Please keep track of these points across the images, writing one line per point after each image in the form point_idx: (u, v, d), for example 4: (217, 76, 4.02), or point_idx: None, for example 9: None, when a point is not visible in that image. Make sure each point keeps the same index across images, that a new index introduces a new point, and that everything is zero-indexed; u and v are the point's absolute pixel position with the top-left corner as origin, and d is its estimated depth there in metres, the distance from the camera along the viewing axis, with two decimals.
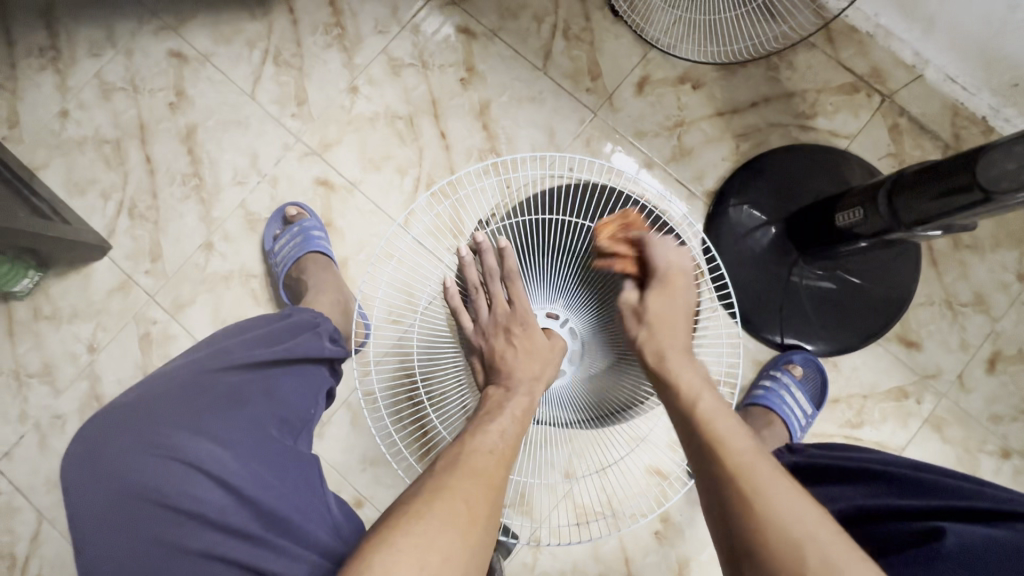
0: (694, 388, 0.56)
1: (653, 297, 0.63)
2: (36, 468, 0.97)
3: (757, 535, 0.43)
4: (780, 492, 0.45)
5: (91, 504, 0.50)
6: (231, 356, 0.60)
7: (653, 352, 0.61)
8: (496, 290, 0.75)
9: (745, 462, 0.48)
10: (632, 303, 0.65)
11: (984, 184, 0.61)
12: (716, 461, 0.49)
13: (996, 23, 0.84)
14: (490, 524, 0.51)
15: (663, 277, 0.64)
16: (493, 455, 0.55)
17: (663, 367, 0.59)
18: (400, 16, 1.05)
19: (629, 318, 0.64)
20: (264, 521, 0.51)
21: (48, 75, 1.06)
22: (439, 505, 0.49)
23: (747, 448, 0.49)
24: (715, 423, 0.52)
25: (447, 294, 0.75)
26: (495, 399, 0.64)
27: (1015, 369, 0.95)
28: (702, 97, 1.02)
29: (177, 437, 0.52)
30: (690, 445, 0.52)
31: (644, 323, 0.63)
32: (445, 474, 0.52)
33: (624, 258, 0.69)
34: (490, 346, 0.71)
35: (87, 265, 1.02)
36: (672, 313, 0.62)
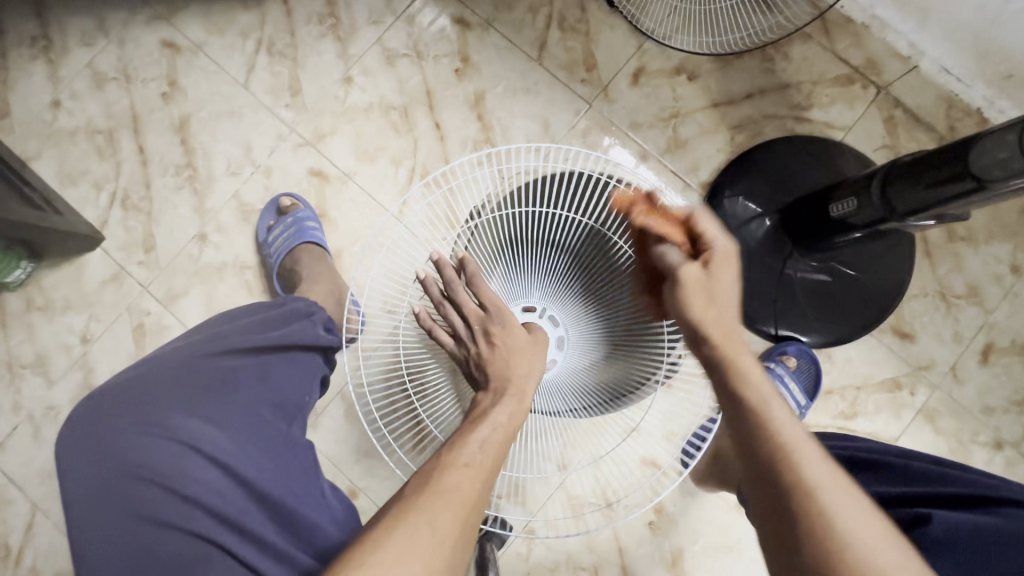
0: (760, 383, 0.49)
1: (718, 272, 0.55)
2: (29, 459, 0.97)
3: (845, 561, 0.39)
4: (845, 506, 0.41)
5: (86, 484, 0.50)
6: (226, 341, 0.60)
7: (721, 330, 0.52)
8: (462, 296, 0.71)
9: (822, 475, 0.43)
10: (694, 275, 0.55)
11: (976, 172, 0.62)
12: (792, 473, 0.43)
13: (991, 14, 0.84)
14: (460, 540, 0.51)
15: (720, 252, 0.57)
16: (467, 470, 0.55)
17: (730, 348, 0.52)
18: (394, 7, 1.05)
19: (688, 292, 0.55)
20: (261, 502, 0.51)
21: (39, 65, 1.05)
22: (404, 529, 0.49)
23: (811, 452, 0.45)
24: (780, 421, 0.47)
25: (420, 318, 0.72)
26: (481, 406, 0.64)
27: (1008, 360, 0.95)
28: (697, 88, 1.02)
29: (173, 418, 0.52)
30: (751, 442, 0.47)
31: (711, 299, 0.54)
32: (416, 496, 0.52)
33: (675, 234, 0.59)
34: (473, 356, 0.70)
35: (80, 256, 1.01)
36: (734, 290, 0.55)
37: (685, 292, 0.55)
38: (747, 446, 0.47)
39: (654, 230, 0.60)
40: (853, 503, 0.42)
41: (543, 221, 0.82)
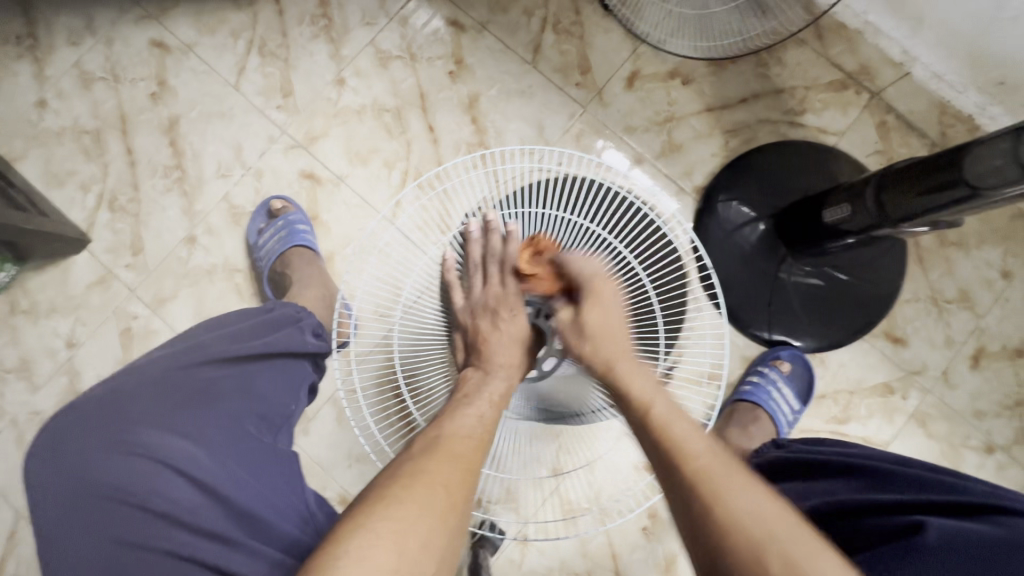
0: (653, 395, 0.57)
1: (587, 310, 0.64)
2: (13, 465, 0.95)
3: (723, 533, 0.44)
4: (735, 488, 0.47)
5: (58, 503, 0.49)
6: (206, 351, 0.58)
7: (601, 361, 0.62)
8: (493, 271, 0.73)
9: (702, 466, 0.49)
10: (570, 320, 0.66)
11: (971, 179, 0.62)
12: (676, 469, 0.50)
13: (983, 21, 0.84)
14: (464, 509, 0.50)
15: (586, 288, 0.66)
16: (470, 440, 0.55)
17: (611, 376, 0.61)
18: (388, 8, 1.04)
19: (568, 335, 0.65)
20: (237, 521, 0.49)
21: (25, 63, 1.03)
22: (417, 489, 0.48)
23: (704, 449, 0.51)
24: (671, 429, 0.53)
25: (446, 267, 0.77)
26: (472, 382, 0.64)
27: (999, 365, 0.96)
28: (692, 92, 1.02)
29: (149, 435, 0.51)
30: (654, 456, 0.53)
31: (586, 337, 0.63)
32: (422, 457, 0.51)
33: (542, 278, 0.71)
34: (474, 325, 0.71)
35: (65, 258, 0.99)
36: (607, 321, 0.64)
37: (567, 337, 0.65)
38: (657, 455, 0.53)
39: (536, 290, 0.71)
40: (745, 484, 0.47)
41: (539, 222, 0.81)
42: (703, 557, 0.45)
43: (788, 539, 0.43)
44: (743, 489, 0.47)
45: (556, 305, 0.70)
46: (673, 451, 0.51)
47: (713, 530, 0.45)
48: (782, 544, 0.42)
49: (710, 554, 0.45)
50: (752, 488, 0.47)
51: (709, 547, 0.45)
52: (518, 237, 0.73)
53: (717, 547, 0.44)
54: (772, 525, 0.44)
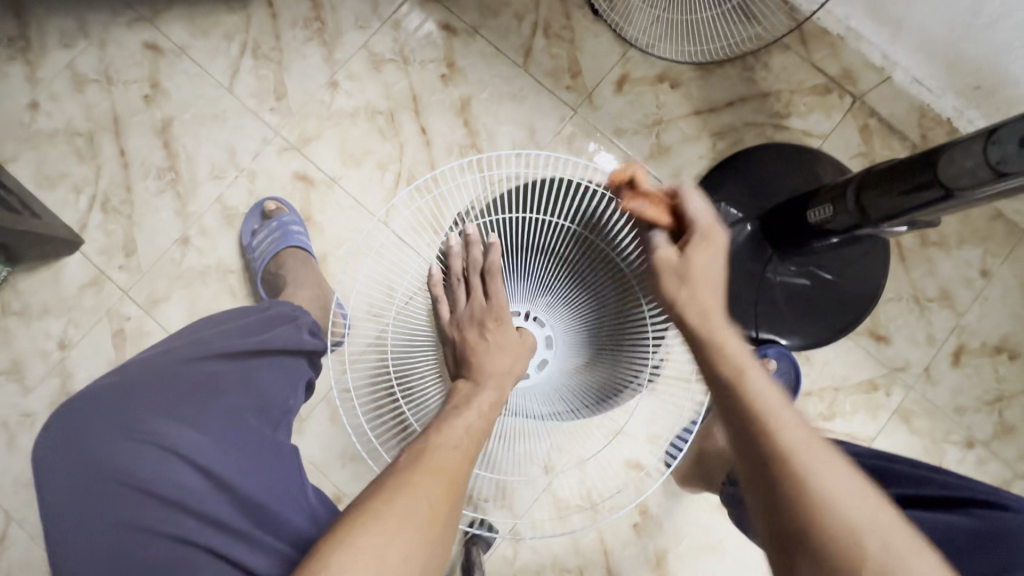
0: (741, 358, 0.52)
1: (694, 252, 0.59)
2: (4, 467, 0.95)
3: (825, 520, 0.40)
4: (830, 472, 0.42)
5: (65, 492, 0.49)
6: (209, 345, 0.59)
7: (697, 311, 0.56)
8: (475, 282, 0.76)
9: (800, 441, 0.44)
10: (672, 260, 0.60)
11: (945, 180, 0.64)
12: (771, 440, 0.45)
13: (959, 27, 0.87)
14: (449, 519, 0.52)
15: (702, 232, 0.61)
16: (456, 451, 0.56)
17: (703, 324, 0.55)
18: (380, 12, 1.05)
19: (665, 277, 0.59)
20: (243, 508, 0.50)
21: (17, 65, 1.03)
22: (398, 505, 0.49)
23: (796, 423, 0.46)
24: (766, 395, 0.48)
25: (433, 282, 0.75)
26: (462, 393, 0.65)
27: (978, 361, 0.99)
28: (680, 96, 1.03)
29: (155, 423, 0.52)
30: (735, 416, 0.48)
31: (686, 279, 0.58)
32: (407, 470, 0.52)
33: (656, 206, 0.66)
34: (462, 337, 0.72)
35: (57, 260, 0.99)
36: (713, 270, 0.59)
37: (662, 281, 0.59)
38: (742, 417, 0.47)
39: (646, 215, 0.65)
40: (837, 470, 0.43)
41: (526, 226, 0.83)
42: (785, 536, 0.42)
43: (888, 531, 0.40)
44: (840, 470, 0.43)
45: (655, 239, 0.63)
46: (762, 422, 0.46)
47: (804, 521, 0.41)
48: (883, 541, 0.39)
49: (798, 538, 0.41)
50: (846, 474, 0.43)
51: (796, 537, 0.41)
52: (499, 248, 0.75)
53: (808, 533, 0.41)
54: (874, 516, 0.41)
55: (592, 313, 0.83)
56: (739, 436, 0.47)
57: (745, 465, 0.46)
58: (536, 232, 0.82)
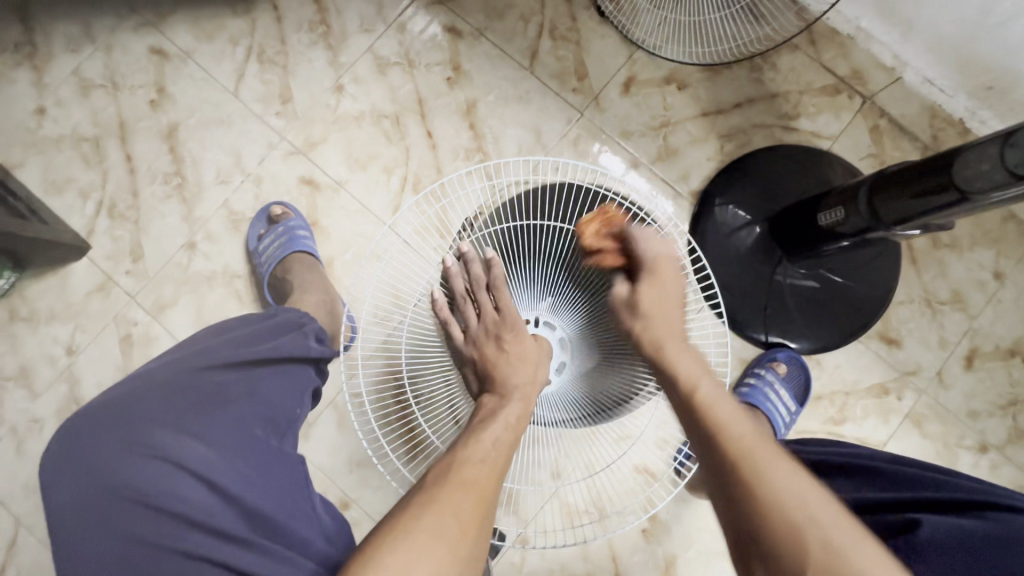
0: (696, 377, 0.55)
1: (645, 289, 0.64)
2: (13, 473, 0.95)
3: (766, 511, 0.41)
4: (777, 468, 0.44)
5: (70, 505, 0.49)
6: (214, 355, 0.59)
7: (650, 340, 0.61)
8: (483, 298, 0.75)
9: (746, 446, 0.46)
10: (624, 297, 0.65)
11: (960, 184, 0.63)
12: (718, 448, 0.47)
13: (972, 27, 0.85)
14: (480, 536, 0.50)
15: (651, 267, 0.65)
16: (484, 465, 0.55)
17: (659, 354, 0.59)
18: (386, 15, 1.05)
19: (621, 314, 0.65)
20: (249, 521, 0.50)
21: (24, 71, 1.03)
22: (428, 519, 0.48)
23: (748, 431, 0.48)
24: (715, 409, 0.51)
25: (436, 307, 0.75)
26: (488, 408, 0.65)
27: (992, 365, 0.97)
28: (688, 97, 1.03)
29: (161, 436, 0.51)
30: (694, 433, 0.51)
31: (638, 314, 0.63)
32: (436, 487, 0.52)
33: (611, 253, 0.70)
34: (481, 354, 0.72)
35: (65, 265, 1.00)
36: (664, 302, 0.63)
37: (618, 314, 0.66)
38: (696, 433, 0.50)
39: (603, 262, 0.71)
40: (787, 468, 0.44)
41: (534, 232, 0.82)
42: (743, 541, 0.42)
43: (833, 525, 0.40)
44: (786, 470, 0.44)
45: (616, 282, 0.68)
46: (712, 428, 0.49)
47: (750, 513, 0.42)
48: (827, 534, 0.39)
49: (751, 539, 0.41)
50: (797, 473, 0.44)
51: (753, 539, 0.41)
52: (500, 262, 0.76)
53: (757, 532, 0.41)
54: (818, 511, 0.41)
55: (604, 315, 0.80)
56: (698, 447, 0.50)
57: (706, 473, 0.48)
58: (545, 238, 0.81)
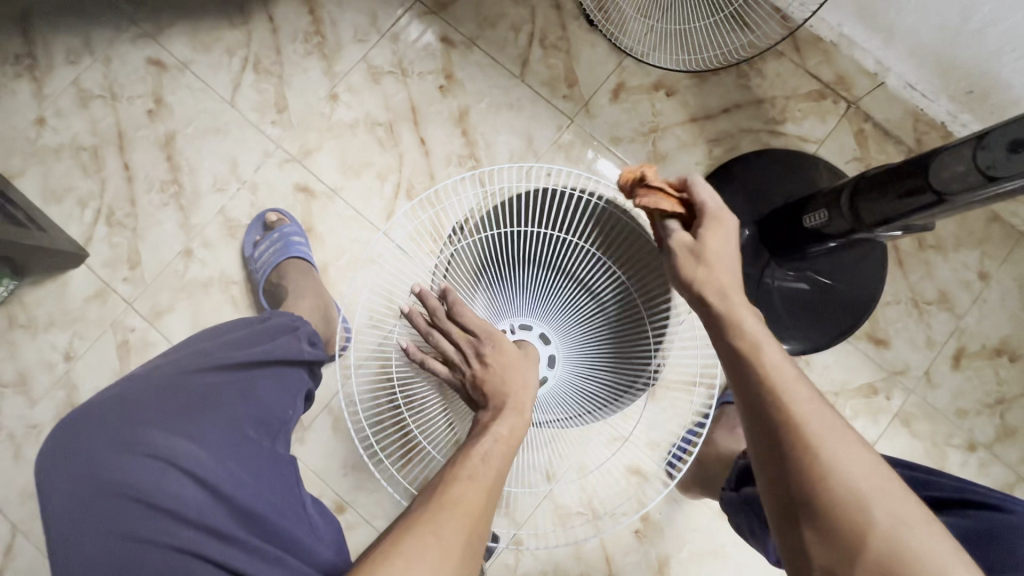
0: (757, 336, 0.51)
1: (711, 235, 0.57)
2: (10, 479, 0.95)
3: (827, 489, 0.42)
4: (840, 446, 0.43)
5: (62, 503, 0.50)
6: (209, 357, 0.60)
7: (715, 292, 0.54)
8: (449, 328, 0.73)
9: (810, 415, 0.45)
10: (687, 243, 0.57)
11: (937, 186, 0.65)
12: (780, 411, 0.45)
13: (950, 33, 0.87)
14: (468, 554, 0.52)
15: (715, 215, 0.58)
16: (473, 483, 0.57)
17: (724, 305, 0.54)
18: (379, 25, 1.07)
19: (683, 262, 0.57)
20: (238, 518, 0.51)
21: (24, 82, 1.05)
22: (419, 542, 0.50)
23: (810, 398, 0.46)
24: (777, 369, 0.48)
25: (409, 352, 0.73)
26: (482, 421, 0.66)
27: (979, 364, 0.99)
28: (676, 103, 1.05)
29: (154, 434, 0.52)
30: (746, 393, 0.48)
31: (701, 261, 0.56)
32: (427, 508, 0.54)
33: (669, 198, 0.61)
34: (469, 378, 0.71)
35: (64, 272, 1.01)
36: (729, 253, 0.57)
37: (677, 262, 0.57)
38: (749, 393, 0.48)
39: (657, 205, 0.60)
40: (848, 441, 0.44)
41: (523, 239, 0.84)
42: (792, 504, 0.44)
43: (890, 494, 0.42)
44: (845, 439, 0.44)
45: (671, 228, 0.60)
46: (777, 397, 0.46)
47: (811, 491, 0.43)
48: (888, 514, 0.41)
49: (802, 505, 0.43)
50: (856, 447, 0.44)
51: (805, 505, 0.43)
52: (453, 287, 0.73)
53: (811, 501, 0.42)
54: (877, 479, 0.42)
55: (593, 318, 0.83)
56: (751, 413, 0.47)
57: (757, 442, 0.47)
58: (536, 245, 0.84)
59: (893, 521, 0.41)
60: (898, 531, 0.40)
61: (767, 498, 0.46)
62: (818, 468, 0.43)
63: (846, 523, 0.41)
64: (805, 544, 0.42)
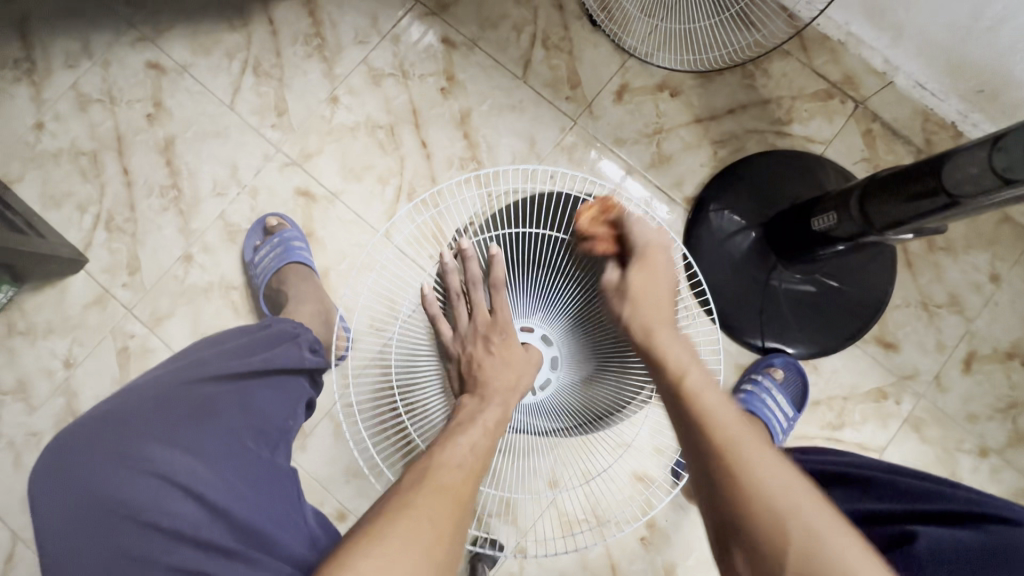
0: (682, 366, 0.53)
1: (635, 274, 0.63)
2: (10, 487, 0.95)
3: (744, 505, 0.41)
4: (762, 462, 0.43)
5: (59, 520, 0.49)
6: (207, 367, 0.59)
7: (642, 327, 0.60)
8: (478, 296, 0.74)
9: (730, 435, 0.45)
10: (617, 283, 0.65)
11: (950, 188, 0.63)
12: (702, 433, 0.46)
13: (960, 31, 0.86)
14: (456, 539, 0.50)
15: (641, 254, 0.65)
16: (460, 471, 0.55)
17: (649, 342, 0.58)
18: (380, 26, 1.06)
19: (612, 300, 0.64)
20: (237, 535, 0.50)
21: (22, 87, 1.04)
22: (402, 523, 0.48)
23: (733, 420, 0.47)
24: (701, 395, 0.49)
25: (428, 302, 0.74)
26: (467, 410, 0.64)
27: (990, 368, 0.97)
28: (680, 104, 1.03)
29: (152, 451, 0.51)
30: (676, 419, 0.50)
31: (626, 298, 0.62)
32: (411, 491, 0.52)
33: (603, 241, 0.70)
34: (467, 353, 0.72)
35: (63, 278, 1.00)
36: (654, 290, 0.62)
37: (610, 303, 0.64)
38: (679, 419, 0.49)
39: (594, 250, 0.70)
40: (768, 459, 0.43)
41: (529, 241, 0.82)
42: (721, 523, 0.42)
43: (812, 511, 0.40)
44: (768, 458, 0.43)
45: (607, 268, 0.68)
46: (700, 419, 0.47)
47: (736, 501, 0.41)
48: (805, 524, 0.39)
49: (729, 525, 0.41)
50: (780, 466, 0.43)
51: (728, 523, 0.41)
52: (502, 261, 0.74)
53: (735, 520, 0.41)
54: (798, 496, 0.41)
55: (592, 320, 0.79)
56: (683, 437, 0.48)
57: (690, 462, 0.47)
58: (541, 248, 0.80)
59: (810, 534, 0.38)
60: (815, 546, 0.38)
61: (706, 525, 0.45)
62: (738, 478, 0.42)
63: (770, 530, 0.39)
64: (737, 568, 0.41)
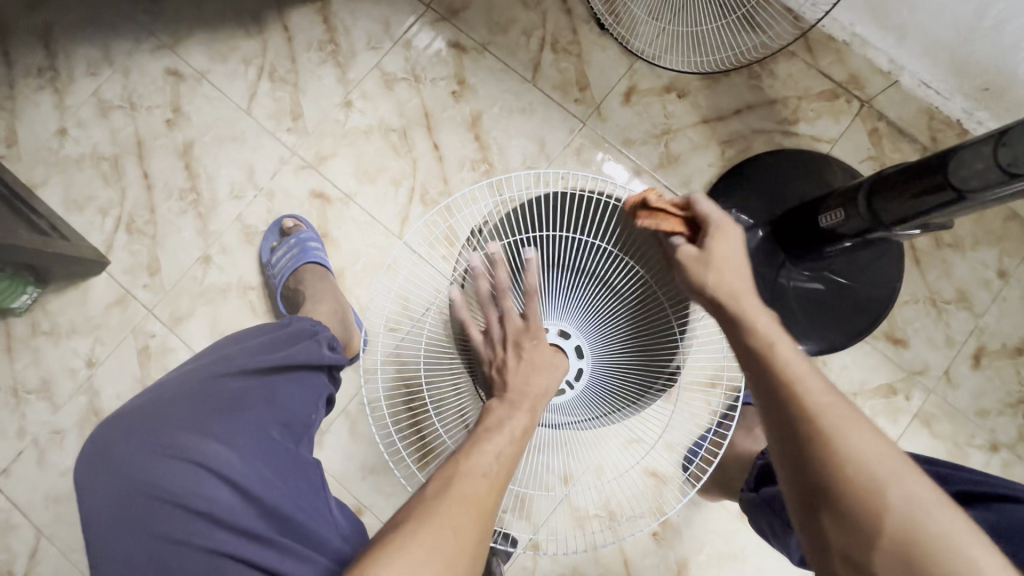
0: (769, 332, 0.49)
1: (716, 243, 0.59)
2: (35, 484, 0.97)
3: (842, 469, 0.39)
4: (857, 430, 0.41)
5: (101, 505, 0.50)
6: (235, 362, 0.61)
7: (726, 291, 0.55)
8: (507, 301, 0.75)
9: (825, 402, 0.43)
10: (693, 253, 0.59)
11: (956, 183, 0.65)
12: (794, 401, 0.43)
13: (964, 30, 0.87)
14: (478, 548, 0.52)
15: (717, 226, 0.61)
16: (486, 478, 0.57)
17: (736, 305, 0.53)
18: (392, 32, 1.08)
19: (691, 269, 0.58)
20: (269, 520, 0.52)
21: (46, 94, 1.07)
22: (425, 536, 0.50)
23: (825, 387, 0.44)
24: (792, 364, 0.46)
25: (456, 308, 0.76)
26: (496, 413, 0.65)
27: (999, 363, 0.98)
28: (687, 105, 1.05)
29: (186, 440, 0.53)
30: (759, 383, 0.47)
31: (708, 266, 0.57)
32: (432, 502, 0.53)
33: (671, 216, 0.65)
34: (497, 360, 0.72)
35: (86, 280, 1.03)
36: (738, 261, 0.58)
37: (687, 270, 0.58)
38: (759, 384, 0.47)
39: (662, 226, 0.65)
40: (866, 428, 0.41)
41: (561, 244, 0.84)
42: (809, 492, 0.41)
43: (914, 480, 0.39)
44: (866, 428, 0.41)
45: (677, 242, 0.62)
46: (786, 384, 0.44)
47: (825, 468, 0.40)
48: (907, 496, 0.38)
49: (821, 491, 0.40)
50: (874, 434, 0.41)
51: (822, 488, 0.40)
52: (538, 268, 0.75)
53: (831, 486, 0.39)
54: (898, 467, 0.39)
55: (619, 320, 0.83)
56: (760, 399, 0.46)
57: (774, 430, 0.44)
58: (570, 248, 0.83)
59: (913, 507, 0.37)
60: (918, 519, 0.37)
61: (787, 485, 0.43)
62: (831, 443, 0.40)
63: (864, 508, 0.38)
64: (825, 531, 0.39)
